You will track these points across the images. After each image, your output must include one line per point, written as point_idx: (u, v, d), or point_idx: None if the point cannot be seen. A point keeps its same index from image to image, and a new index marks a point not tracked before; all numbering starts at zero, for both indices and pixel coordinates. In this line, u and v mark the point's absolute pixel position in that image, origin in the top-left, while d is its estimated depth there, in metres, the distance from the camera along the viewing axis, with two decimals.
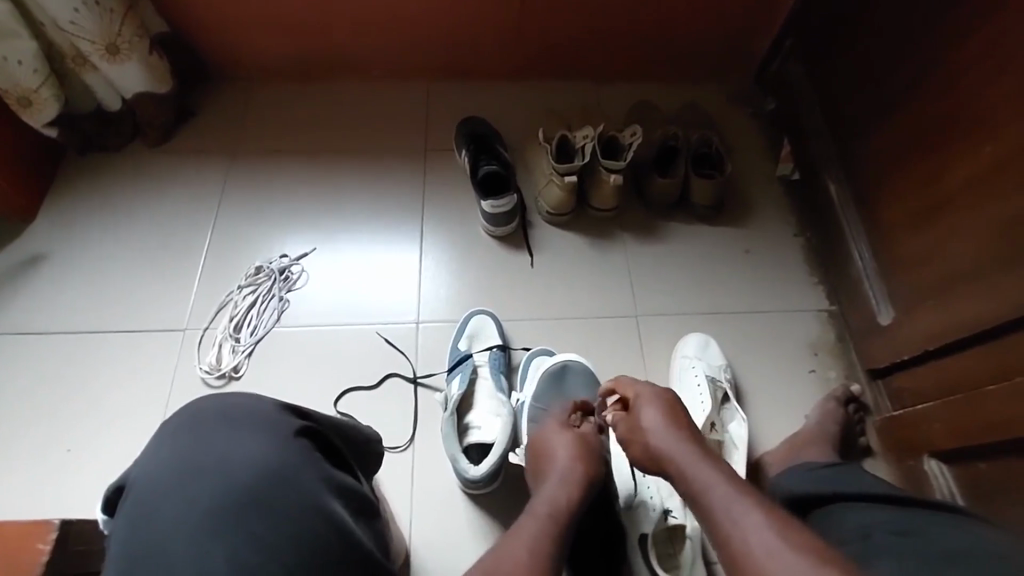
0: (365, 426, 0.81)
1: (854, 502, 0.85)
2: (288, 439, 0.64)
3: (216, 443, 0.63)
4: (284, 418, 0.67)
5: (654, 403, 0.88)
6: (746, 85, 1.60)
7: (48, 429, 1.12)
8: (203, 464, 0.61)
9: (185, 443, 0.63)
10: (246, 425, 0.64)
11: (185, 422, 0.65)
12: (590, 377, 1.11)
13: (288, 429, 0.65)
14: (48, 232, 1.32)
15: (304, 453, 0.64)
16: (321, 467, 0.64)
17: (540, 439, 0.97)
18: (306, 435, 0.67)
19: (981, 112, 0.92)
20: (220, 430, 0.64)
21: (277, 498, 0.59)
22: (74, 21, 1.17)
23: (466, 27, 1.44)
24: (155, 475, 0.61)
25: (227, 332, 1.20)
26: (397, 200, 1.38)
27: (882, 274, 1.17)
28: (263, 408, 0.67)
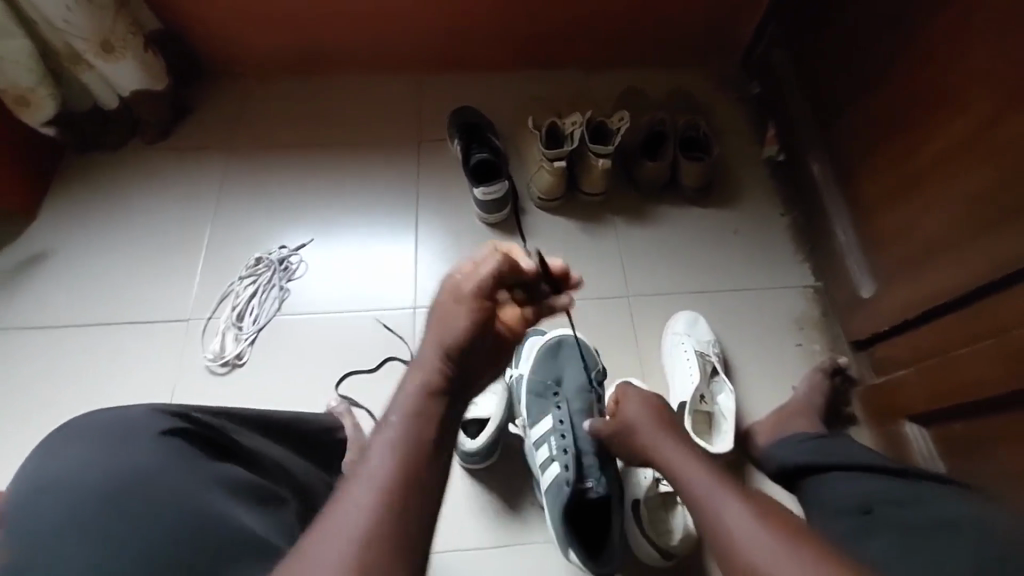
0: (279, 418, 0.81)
1: (846, 472, 0.89)
2: (158, 442, 0.60)
3: (72, 456, 0.57)
4: (157, 421, 0.63)
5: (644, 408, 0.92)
6: (732, 70, 1.63)
7: (59, 418, 1.15)
8: (59, 479, 0.55)
9: (34, 465, 0.57)
10: (108, 437, 0.59)
11: (42, 440, 0.60)
12: (584, 350, 1.12)
13: (161, 431, 0.62)
14: (52, 229, 1.35)
15: (177, 453, 0.60)
16: (201, 465, 0.62)
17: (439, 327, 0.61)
18: (182, 434, 0.64)
19: (951, 89, 0.96)
20: (81, 440, 0.59)
21: (152, 496, 0.56)
22: (66, 19, 1.18)
23: (455, 19, 1.46)
24: (9, 500, 0.55)
25: (230, 321, 1.24)
26: (392, 190, 1.42)
27: (863, 248, 1.21)
28: (130, 417, 0.63)
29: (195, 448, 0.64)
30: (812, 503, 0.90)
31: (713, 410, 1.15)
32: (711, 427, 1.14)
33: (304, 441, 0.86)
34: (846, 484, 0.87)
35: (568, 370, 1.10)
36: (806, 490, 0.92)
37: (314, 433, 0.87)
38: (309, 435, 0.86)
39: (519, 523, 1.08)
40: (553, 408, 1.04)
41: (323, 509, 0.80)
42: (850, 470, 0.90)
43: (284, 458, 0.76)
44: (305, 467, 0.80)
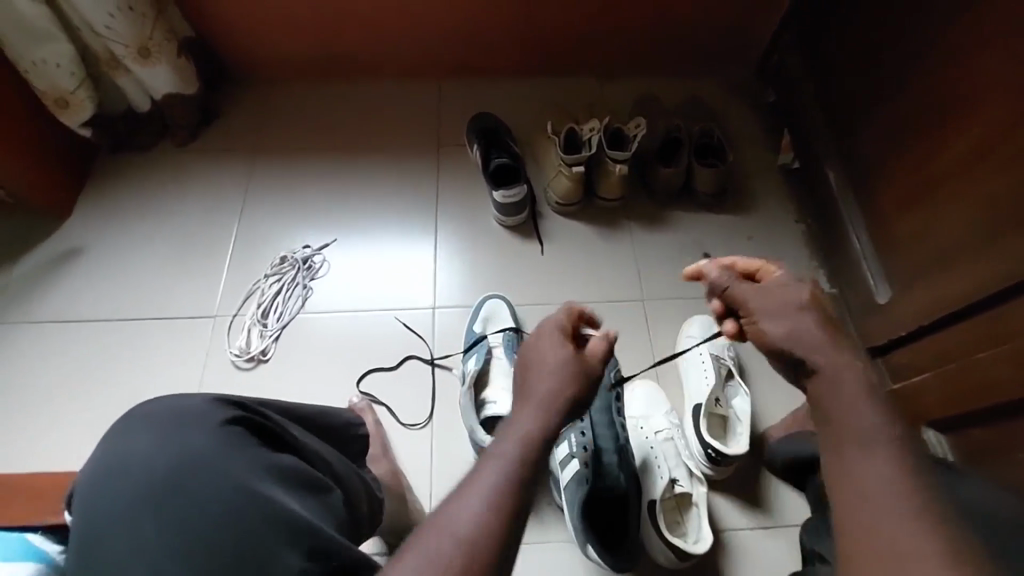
0: (331, 411, 0.86)
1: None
2: (212, 429, 0.64)
3: (138, 440, 0.63)
4: (213, 410, 0.66)
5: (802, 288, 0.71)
6: (747, 79, 1.65)
7: (91, 410, 1.19)
8: (130, 461, 0.62)
9: (112, 445, 0.64)
10: (170, 423, 0.64)
11: (121, 425, 0.66)
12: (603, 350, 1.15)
13: (215, 420, 0.65)
14: (85, 227, 1.39)
15: (229, 440, 0.64)
16: (251, 451, 0.64)
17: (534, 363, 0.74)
18: (236, 422, 0.67)
19: (965, 96, 0.98)
20: (147, 428, 0.64)
21: (204, 485, 0.60)
22: (108, 26, 1.23)
23: (475, 26, 1.50)
24: (92, 479, 0.62)
25: (255, 318, 1.27)
26: (413, 193, 1.45)
27: (879, 255, 1.22)
28: (191, 403, 0.67)
29: (249, 435, 0.66)
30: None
31: (727, 413, 1.14)
32: (728, 431, 1.14)
33: (327, 432, 0.85)
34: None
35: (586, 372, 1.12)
36: None
37: (337, 427, 0.87)
38: (332, 429, 0.86)
39: (537, 521, 1.09)
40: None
41: (361, 503, 0.79)
42: None
43: (323, 450, 0.76)
44: (344, 460, 0.80)
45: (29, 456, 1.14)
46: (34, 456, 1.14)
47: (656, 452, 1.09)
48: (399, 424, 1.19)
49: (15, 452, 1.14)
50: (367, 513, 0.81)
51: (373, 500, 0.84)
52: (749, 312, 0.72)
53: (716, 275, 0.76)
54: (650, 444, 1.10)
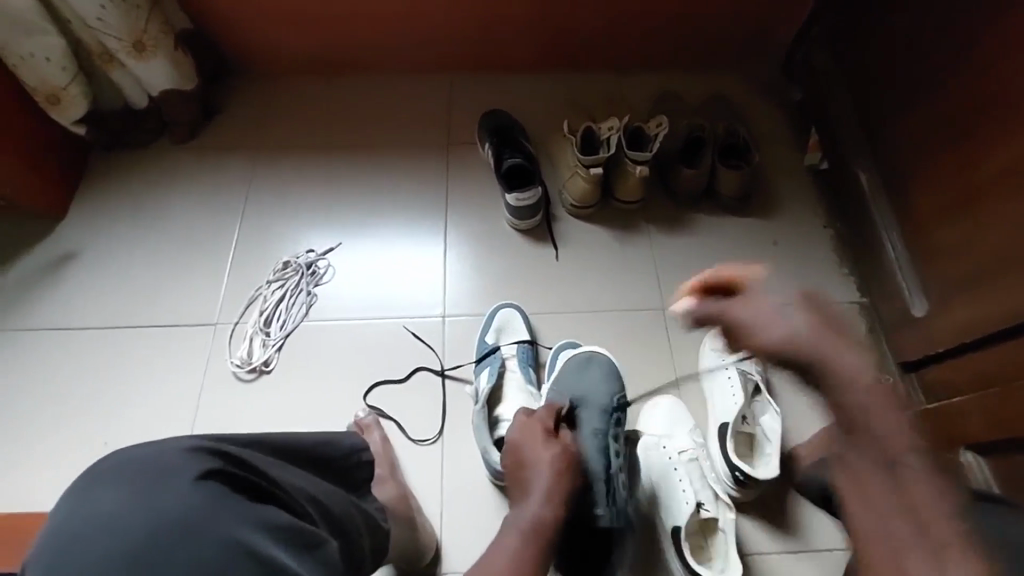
0: (337, 443, 0.83)
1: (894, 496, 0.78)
2: (193, 487, 0.58)
3: (105, 501, 0.56)
4: (195, 463, 0.60)
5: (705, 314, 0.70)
6: (772, 74, 1.57)
7: (88, 424, 1.13)
8: (99, 520, 0.55)
9: (73, 506, 0.56)
10: (143, 480, 0.58)
11: (87, 479, 0.58)
12: (613, 374, 1.07)
13: (198, 473, 0.59)
14: (80, 229, 1.33)
15: (211, 498, 0.58)
16: (241, 509, 0.59)
17: (522, 462, 0.89)
18: (218, 475, 0.61)
19: (1020, 98, 0.90)
20: (119, 484, 0.57)
21: (189, 546, 0.55)
22: (101, 18, 1.16)
23: (487, 17, 1.42)
24: (48, 538, 0.55)
25: (258, 326, 1.22)
26: (422, 194, 1.38)
27: (915, 265, 1.15)
28: (169, 454, 0.61)
29: (232, 489, 0.61)
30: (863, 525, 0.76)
31: (755, 432, 1.09)
32: (754, 449, 1.09)
33: (324, 465, 0.82)
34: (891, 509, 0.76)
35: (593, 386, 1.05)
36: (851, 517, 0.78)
37: (338, 458, 0.82)
38: (334, 462, 0.82)
39: None
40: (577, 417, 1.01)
41: (361, 539, 0.78)
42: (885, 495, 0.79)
43: (325, 490, 0.73)
44: (345, 498, 0.77)
45: (23, 473, 1.09)
46: (27, 471, 1.10)
47: (679, 473, 1.04)
48: (408, 439, 1.13)
49: (10, 469, 1.09)
50: (367, 549, 0.80)
51: (374, 531, 0.82)
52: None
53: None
54: (673, 466, 1.05)
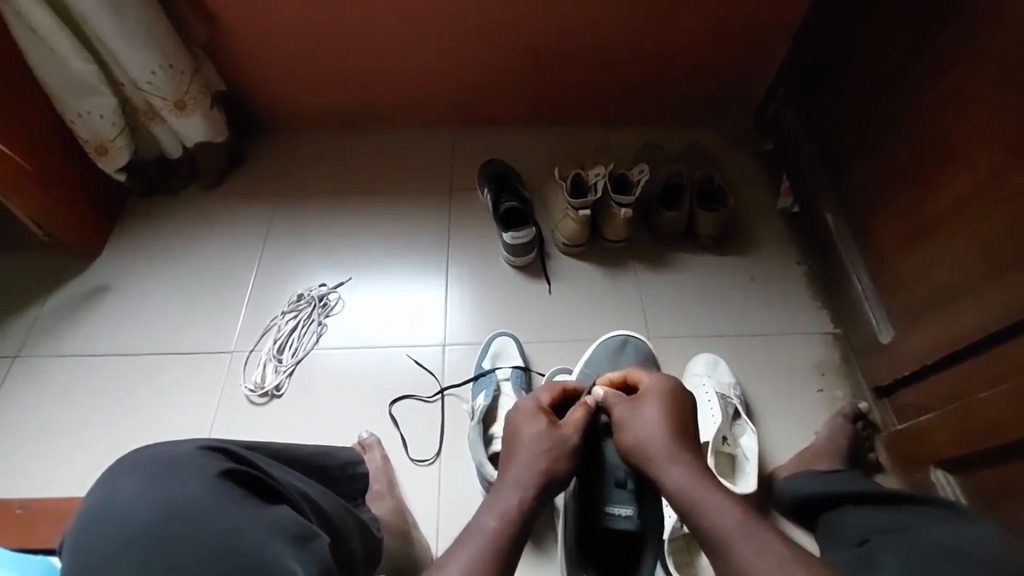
0: (338, 453, 0.94)
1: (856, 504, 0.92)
2: (201, 479, 0.61)
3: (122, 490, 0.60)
4: (207, 462, 0.64)
5: (657, 392, 0.85)
6: (746, 127, 1.72)
7: (111, 443, 1.21)
8: (120, 509, 0.58)
9: (91, 500, 0.60)
10: (157, 473, 0.61)
11: (113, 472, 0.62)
12: (647, 356, 1.22)
13: (206, 470, 0.63)
14: (113, 265, 1.46)
15: (215, 491, 0.61)
16: (244, 502, 0.62)
17: (511, 439, 0.86)
18: (224, 470, 0.64)
19: (953, 145, 1.03)
20: (136, 477, 0.61)
21: (192, 536, 0.57)
22: (151, 81, 1.34)
23: (487, 80, 1.59)
24: (81, 527, 0.59)
25: (272, 353, 1.31)
26: (425, 235, 1.51)
27: (880, 295, 1.24)
28: (185, 451, 0.65)
29: (238, 485, 0.64)
30: (828, 538, 0.92)
31: (735, 452, 1.16)
32: (735, 470, 1.14)
33: (324, 473, 0.91)
34: (851, 517, 0.91)
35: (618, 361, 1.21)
36: (824, 522, 0.95)
37: (335, 467, 0.93)
38: (328, 469, 0.92)
39: (540, 557, 1.11)
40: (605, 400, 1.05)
41: (355, 542, 0.82)
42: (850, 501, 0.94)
43: (316, 489, 0.78)
44: (333, 498, 0.81)
45: (49, 489, 1.16)
46: (50, 488, 1.17)
47: None
48: (408, 459, 1.20)
49: (37, 485, 1.17)
50: (359, 551, 0.83)
51: (366, 537, 0.86)
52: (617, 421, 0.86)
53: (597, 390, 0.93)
54: None
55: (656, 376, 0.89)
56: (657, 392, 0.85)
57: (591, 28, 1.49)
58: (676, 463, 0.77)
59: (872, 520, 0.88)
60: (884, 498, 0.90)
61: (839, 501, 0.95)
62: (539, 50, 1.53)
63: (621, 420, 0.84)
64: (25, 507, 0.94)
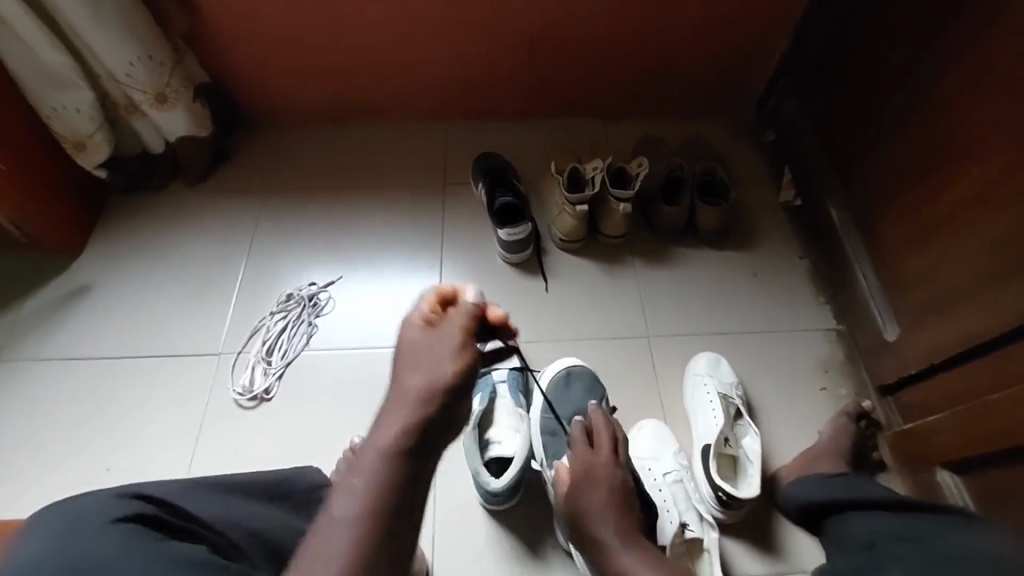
0: (308, 473, 0.85)
1: (871, 510, 0.89)
2: (114, 527, 0.59)
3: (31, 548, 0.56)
4: (120, 506, 0.62)
5: (599, 471, 0.97)
6: (746, 118, 1.68)
7: (94, 451, 1.17)
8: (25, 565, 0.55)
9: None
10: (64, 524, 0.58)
11: (23, 526, 0.59)
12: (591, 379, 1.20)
13: (116, 517, 0.60)
14: (95, 264, 1.41)
15: (127, 540, 0.58)
16: (158, 548, 0.60)
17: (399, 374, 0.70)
18: (142, 520, 0.62)
19: (965, 138, 0.99)
20: (43, 531, 0.58)
21: None
22: (129, 74, 1.28)
23: (480, 70, 1.54)
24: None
25: (260, 355, 1.27)
26: (418, 230, 1.47)
27: (886, 293, 1.21)
28: (97, 498, 0.62)
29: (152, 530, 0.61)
30: (834, 543, 0.90)
31: (738, 454, 1.14)
32: (737, 472, 1.13)
33: (292, 498, 0.82)
34: (861, 521, 0.89)
35: (576, 399, 1.17)
36: (830, 526, 0.93)
37: (303, 492, 0.84)
38: (294, 494, 0.82)
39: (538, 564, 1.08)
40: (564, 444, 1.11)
41: None
42: (857, 505, 0.91)
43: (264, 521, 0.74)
44: (290, 529, 0.76)
45: (31, 499, 1.13)
46: (32, 496, 1.13)
47: (664, 495, 1.09)
48: None
49: (19, 495, 1.13)
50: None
51: None
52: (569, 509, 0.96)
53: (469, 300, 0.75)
54: (659, 487, 1.10)
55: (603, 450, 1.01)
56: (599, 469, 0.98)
57: (589, 17, 1.44)
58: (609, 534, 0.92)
59: (874, 525, 0.87)
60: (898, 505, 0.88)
61: (846, 507, 0.92)
62: (534, 40, 1.48)
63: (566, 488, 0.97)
64: None
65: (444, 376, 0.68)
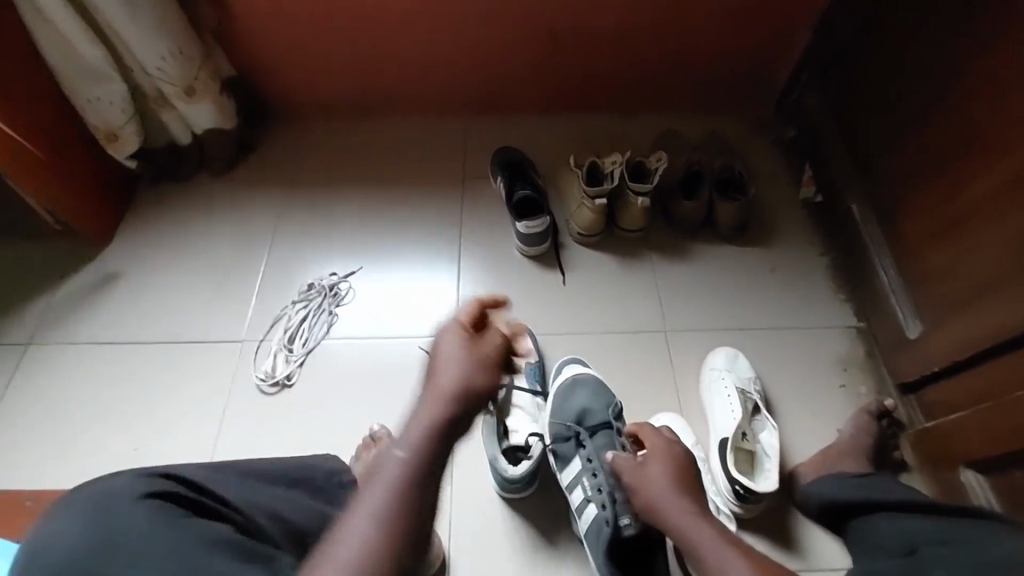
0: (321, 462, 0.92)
1: (899, 512, 0.87)
2: (138, 505, 0.60)
3: (57, 531, 0.57)
4: (145, 483, 0.63)
5: (661, 458, 0.96)
6: (767, 114, 1.67)
7: (124, 431, 1.21)
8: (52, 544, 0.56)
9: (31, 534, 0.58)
10: (91, 503, 0.59)
11: (60, 502, 0.60)
12: (596, 386, 1.16)
13: (139, 493, 0.61)
14: (124, 253, 1.45)
15: (154, 516, 0.59)
16: (184, 522, 0.61)
17: (431, 356, 0.75)
18: (168, 496, 0.63)
19: (994, 130, 0.97)
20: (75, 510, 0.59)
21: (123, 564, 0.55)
22: (159, 66, 1.32)
23: (500, 64, 1.55)
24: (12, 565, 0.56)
25: (282, 343, 1.30)
26: (436, 222, 1.48)
27: (909, 290, 1.20)
28: (118, 479, 0.63)
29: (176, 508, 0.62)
30: (861, 548, 0.87)
31: (755, 448, 1.13)
32: (755, 466, 1.12)
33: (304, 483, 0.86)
34: (889, 526, 0.86)
35: (587, 403, 1.13)
36: (855, 531, 0.91)
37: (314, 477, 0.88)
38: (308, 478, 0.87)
39: (555, 552, 1.08)
40: (577, 447, 1.09)
41: None
42: (889, 508, 0.89)
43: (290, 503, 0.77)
44: (307, 505, 0.78)
45: (62, 477, 1.16)
46: (63, 475, 1.17)
47: None
48: None
49: (50, 475, 1.17)
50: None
51: None
52: (628, 483, 0.97)
53: (494, 328, 0.77)
54: None
55: (657, 439, 0.99)
56: (660, 453, 0.97)
57: (609, 11, 1.44)
58: (683, 518, 0.88)
59: (908, 527, 0.83)
60: (931, 509, 0.85)
61: (875, 510, 0.91)
62: (555, 33, 1.48)
63: (631, 479, 0.96)
64: (33, 499, 0.82)
65: (455, 393, 0.70)
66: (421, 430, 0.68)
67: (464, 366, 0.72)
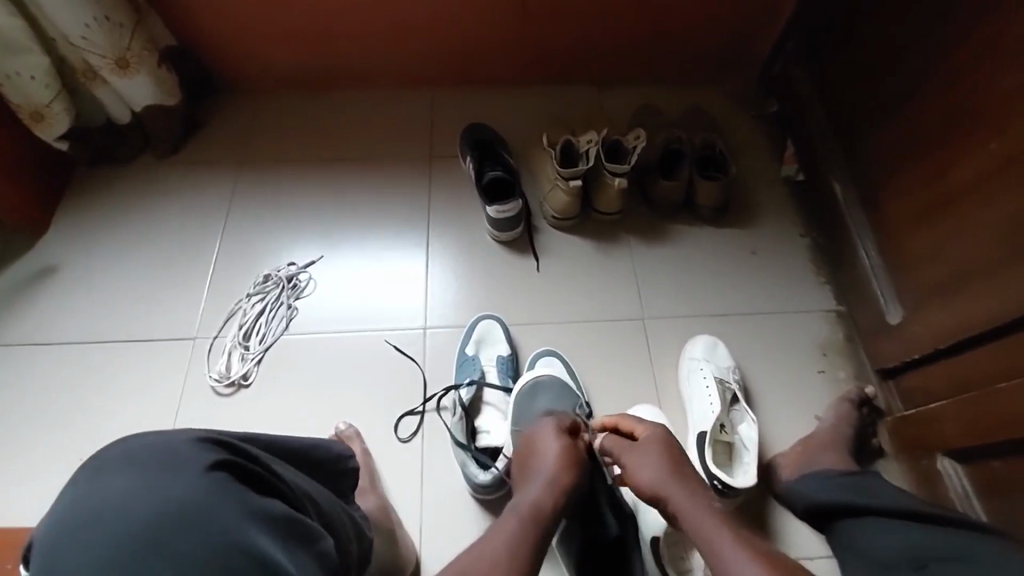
0: (334, 443, 0.85)
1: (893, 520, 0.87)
2: (199, 475, 0.57)
3: (112, 494, 0.54)
4: (202, 453, 0.59)
5: (652, 442, 0.90)
6: (748, 87, 1.60)
7: (71, 438, 1.13)
8: (106, 506, 0.54)
9: (74, 497, 0.55)
10: (151, 465, 0.57)
11: (113, 461, 0.57)
12: (560, 389, 1.11)
13: (198, 463, 0.58)
14: (61, 244, 1.33)
15: (217, 488, 0.56)
16: (243, 495, 0.58)
17: (529, 440, 0.93)
18: (229, 467, 0.59)
19: (986, 107, 0.92)
20: (128, 474, 0.56)
21: (179, 541, 0.53)
22: (86, 36, 1.18)
23: (467, 33, 1.44)
24: (56, 525, 0.54)
25: (237, 340, 1.22)
26: (402, 205, 1.39)
27: (892, 274, 1.16)
28: (174, 442, 0.60)
29: (235, 480, 0.59)
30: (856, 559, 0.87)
31: (733, 440, 1.10)
32: (733, 459, 1.09)
33: (313, 466, 0.81)
34: (882, 536, 0.86)
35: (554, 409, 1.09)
36: (845, 538, 0.91)
37: (326, 462, 0.82)
38: (322, 463, 0.81)
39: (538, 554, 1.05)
40: None
41: (348, 542, 0.74)
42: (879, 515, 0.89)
43: (315, 489, 0.71)
44: (328, 491, 0.74)
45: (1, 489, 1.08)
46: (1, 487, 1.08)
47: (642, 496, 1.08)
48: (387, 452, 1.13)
49: None
50: (355, 556, 0.75)
51: (362, 538, 0.78)
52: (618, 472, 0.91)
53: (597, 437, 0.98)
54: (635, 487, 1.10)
55: (646, 427, 0.93)
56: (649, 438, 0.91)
57: None
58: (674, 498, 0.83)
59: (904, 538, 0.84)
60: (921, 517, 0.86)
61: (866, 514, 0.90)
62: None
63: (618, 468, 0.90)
64: None
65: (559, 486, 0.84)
66: (543, 498, 0.81)
67: (563, 465, 0.87)
